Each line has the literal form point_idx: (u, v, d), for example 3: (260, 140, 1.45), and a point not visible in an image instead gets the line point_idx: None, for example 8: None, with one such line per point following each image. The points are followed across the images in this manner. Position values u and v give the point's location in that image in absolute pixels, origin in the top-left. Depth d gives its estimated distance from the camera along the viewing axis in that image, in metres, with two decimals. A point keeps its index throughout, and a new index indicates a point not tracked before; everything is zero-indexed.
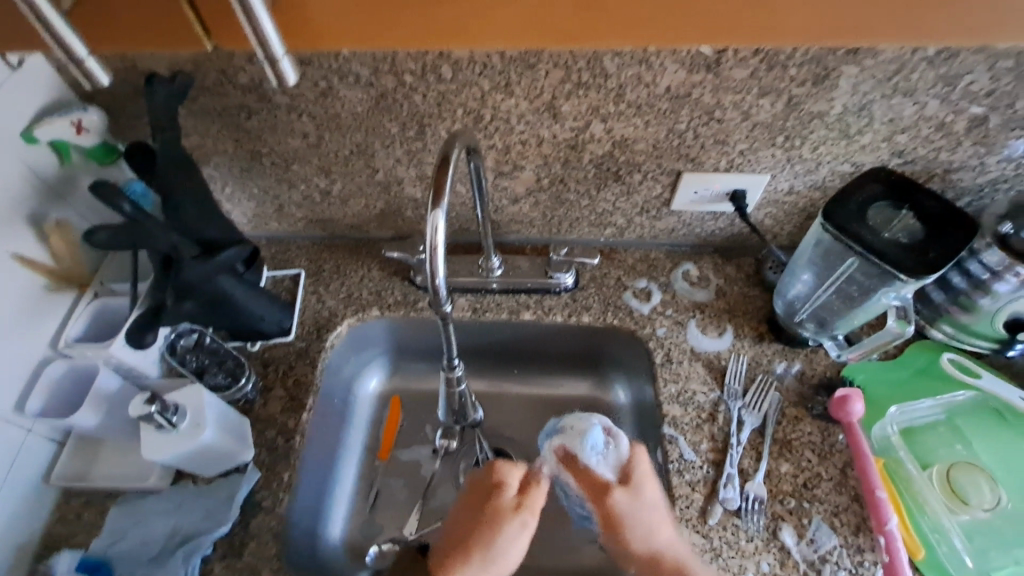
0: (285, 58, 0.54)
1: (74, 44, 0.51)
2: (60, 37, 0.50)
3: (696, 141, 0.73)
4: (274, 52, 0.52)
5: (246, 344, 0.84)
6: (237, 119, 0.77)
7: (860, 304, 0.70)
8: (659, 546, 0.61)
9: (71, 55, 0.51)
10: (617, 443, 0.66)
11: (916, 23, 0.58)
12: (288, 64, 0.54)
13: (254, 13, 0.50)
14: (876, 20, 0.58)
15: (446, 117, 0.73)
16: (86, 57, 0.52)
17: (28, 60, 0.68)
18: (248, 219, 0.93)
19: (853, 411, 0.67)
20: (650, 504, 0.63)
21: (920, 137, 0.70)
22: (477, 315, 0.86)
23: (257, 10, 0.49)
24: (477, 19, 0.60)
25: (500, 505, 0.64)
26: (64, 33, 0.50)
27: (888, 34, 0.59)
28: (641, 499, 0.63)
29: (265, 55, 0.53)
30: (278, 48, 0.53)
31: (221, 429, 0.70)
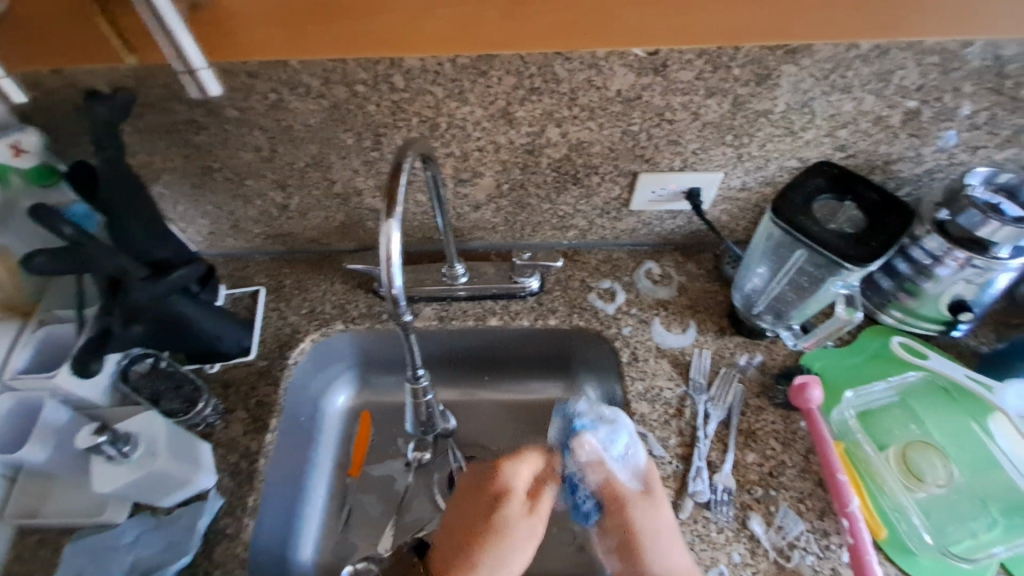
0: (205, 68, 0.52)
1: None
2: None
3: (650, 142, 0.74)
4: (193, 62, 0.51)
5: (204, 366, 0.81)
6: (186, 135, 0.75)
7: (811, 294, 0.73)
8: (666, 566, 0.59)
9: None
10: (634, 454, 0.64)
11: (851, 20, 0.61)
12: (208, 72, 0.52)
13: (162, 15, 0.48)
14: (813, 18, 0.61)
15: (401, 126, 0.73)
16: None
17: None
18: (203, 237, 0.90)
19: (812, 397, 0.69)
20: (662, 521, 0.61)
21: (859, 132, 0.73)
22: (444, 324, 0.85)
23: (171, 18, 0.48)
24: (415, 21, 0.61)
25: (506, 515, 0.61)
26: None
27: (828, 32, 0.62)
28: (657, 511, 0.61)
29: (184, 64, 0.51)
30: (196, 60, 0.51)
31: (176, 457, 0.67)
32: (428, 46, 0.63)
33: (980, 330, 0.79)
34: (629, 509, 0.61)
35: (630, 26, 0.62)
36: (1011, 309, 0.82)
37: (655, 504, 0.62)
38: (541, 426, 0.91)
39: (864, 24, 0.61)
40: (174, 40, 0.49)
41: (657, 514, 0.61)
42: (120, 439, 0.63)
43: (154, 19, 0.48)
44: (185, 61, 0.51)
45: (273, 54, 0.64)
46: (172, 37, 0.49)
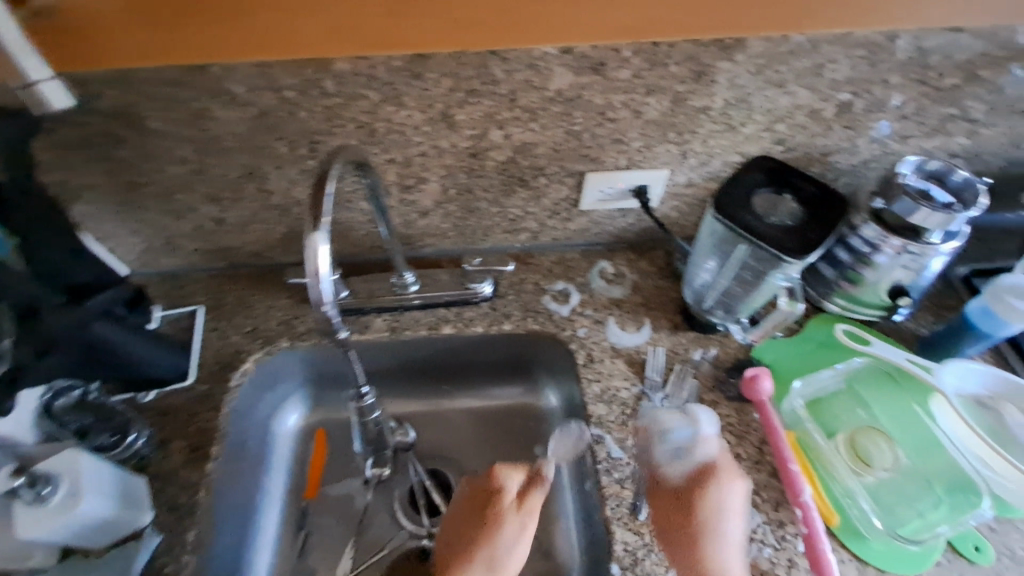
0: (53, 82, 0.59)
1: None
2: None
3: (594, 141, 0.74)
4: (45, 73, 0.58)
5: (137, 396, 0.76)
6: (104, 149, 0.70)
7: (756, 287, 0.73)
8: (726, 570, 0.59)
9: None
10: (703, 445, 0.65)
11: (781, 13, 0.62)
12: (56, 85, 0.59)
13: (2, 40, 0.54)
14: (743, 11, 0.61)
15: (336, 132, 0.70)
16: None
17: None
18: (134, 256, 0.85)
19: (763, 390, 0.70)
20: (725, 493, 0.63)
21: (797, 125, 0.74)
22: (396, 335, 0.82)
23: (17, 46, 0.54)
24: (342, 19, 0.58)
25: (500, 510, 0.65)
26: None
27: (760, 25, 0.63)
28: (721, 483, 0.63)
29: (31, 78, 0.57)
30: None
31: (107, 496, 0.62)
32: (359, 45, 0.61)
33: (919, 313, 0.82)
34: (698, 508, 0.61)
35: (564, 23, 0.61)
36: (947, 292, 0.85)
37: (714, 479, 0.63)
38: (502, 433, 0.90)
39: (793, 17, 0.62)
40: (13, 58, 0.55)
41: (714, 490, 0.62)
42: (39, 480, 0.58)
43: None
44: None
45: (193, 56, 0.60)
46: None
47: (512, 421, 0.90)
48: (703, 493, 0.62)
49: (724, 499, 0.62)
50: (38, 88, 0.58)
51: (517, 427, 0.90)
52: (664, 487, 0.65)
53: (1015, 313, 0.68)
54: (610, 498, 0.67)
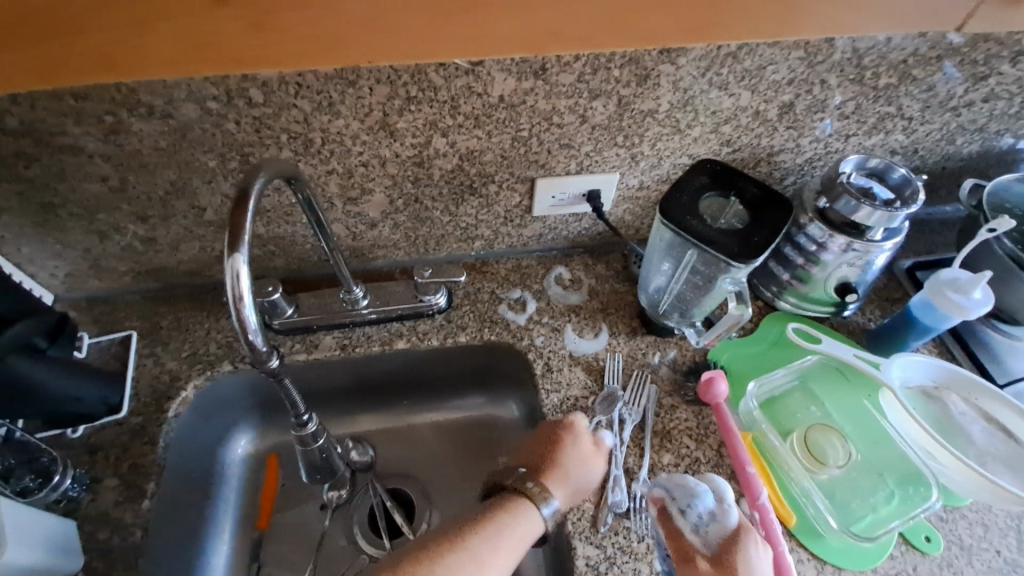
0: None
1: None
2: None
3: (542, 147, 0.72)
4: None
5: (65, 432, 0.70)
6: (15, 169, 0.65)
7: (707, 291, 0.73)
8: None
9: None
10: (723, 514, 0.60)
11: (715, 24, 0.61)
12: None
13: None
14: (676, 26, 0.60)
15: (269, 144, 0.66)
16: None
17: None
18: (58, 280, 0.78)
19: (719, 392, 0.70)
20: (758, 563, 0.57)
21: (741, 126, 0.74)
22: (347, 352, 0.79)
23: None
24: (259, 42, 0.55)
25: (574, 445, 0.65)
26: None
27: (693, 37, 0.62)
28: (753, 552, 0.57)
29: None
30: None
31: (35, 546, 0.57)
32: (278, 62, 0.57)
33: (866, 307, 0.84)
34: None
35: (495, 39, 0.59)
36: (893, 285, 0.87)
37: (745, 548, 0.57)
38: (464, 447, 0.87)
39: (728, 28, 0.62)
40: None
41: (747, 561, 0.56)
42: None
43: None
44: None
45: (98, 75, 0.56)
46: None
47: (474, 433, 0.88)
48: (736, 564, 0.56)
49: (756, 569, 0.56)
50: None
51: (479, 440, 0.87)
52: (690, 566, 0.58)
53: (955, 307, 0.69)
54: (572, 512, 0.65)
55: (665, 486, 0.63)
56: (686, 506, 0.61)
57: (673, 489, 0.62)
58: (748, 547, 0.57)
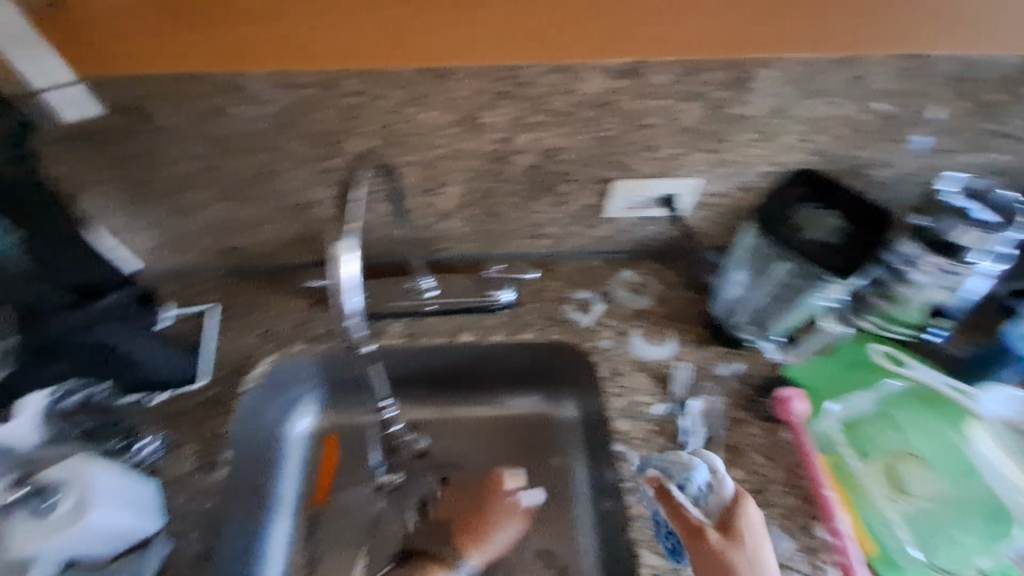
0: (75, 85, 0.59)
1: None
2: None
3: (625, 148, 0.71)
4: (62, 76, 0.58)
5: (143, 399, 0.73)
6: (113, 144, 0.66)
7: (793, 305, 0.71)
8: None
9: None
10: (719, 484, 0.60)
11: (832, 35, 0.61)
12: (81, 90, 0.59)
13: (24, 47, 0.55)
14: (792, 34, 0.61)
15: (358, 133, 0.67)
16: None
17: None
18: (143, 253, 0.81)
19: (794, 410, 0.70)
20: (756, 527, 0.58)
21: (835, 136, 0.71)
22: (413, 342, 0.80)
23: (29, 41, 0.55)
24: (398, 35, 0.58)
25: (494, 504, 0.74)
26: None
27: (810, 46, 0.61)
28: (753, 517, 0.58)
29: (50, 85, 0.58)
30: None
31: (116, 505, 0.59)
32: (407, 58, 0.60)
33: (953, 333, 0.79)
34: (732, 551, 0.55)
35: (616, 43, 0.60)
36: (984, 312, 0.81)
37: (746, 515, 0.58)
38: (518, 443, 0.87)
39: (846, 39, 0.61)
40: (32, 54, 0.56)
41: (749, 526, 0.57)
42: (43, 491, 0.56)
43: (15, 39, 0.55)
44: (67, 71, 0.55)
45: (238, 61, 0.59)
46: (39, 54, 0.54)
47: (528, 431, 0.88)
48: (741, 531, 0.57)
49: (757, 533, 0.57)
50: (48, 96, 0.58)
51: (532, 438, 0.87)
52: (698, 537, 0.57)
53: None
54: (636, 519, 0.65)
55: (662, 464, 0.62)
56: (684, 479, 0.60)
57: (669, 465, 0.62)
58: (747, 512, 0.58)
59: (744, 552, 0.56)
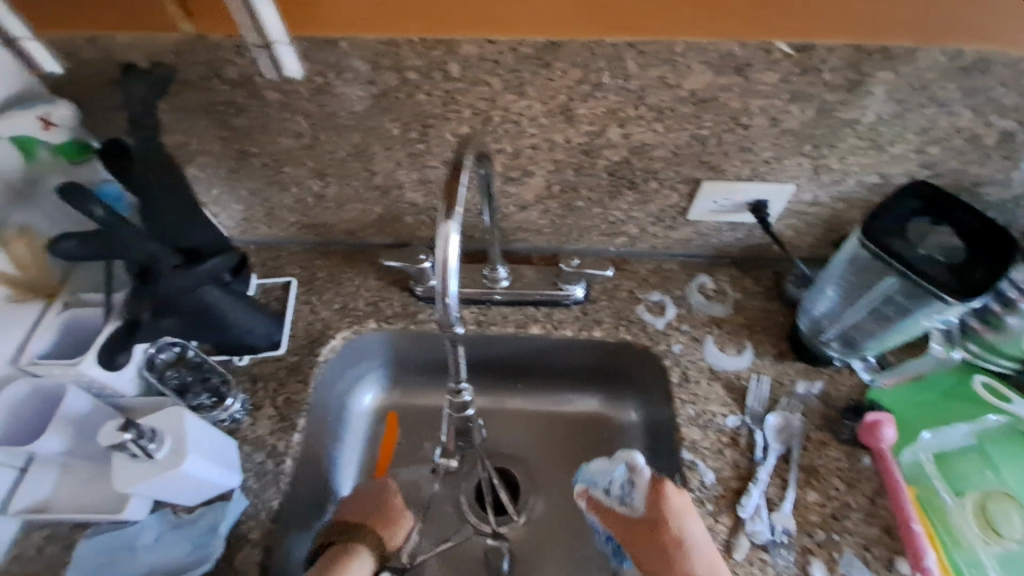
0: (283, 44, 0.56)
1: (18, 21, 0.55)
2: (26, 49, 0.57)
3: (719, 148, 0.69)
4: (271, 37, 0.54)
5: (231, 359, 0.77)
6: (224, 116, 0.70)
7: (896, 325, 0.66)
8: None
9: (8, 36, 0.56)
10: (637, 480, 0.60)
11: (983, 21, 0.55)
12: (286, 50, 0.56)
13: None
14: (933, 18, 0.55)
15: (452, 118, 0.68)
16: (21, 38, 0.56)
17: None
18: (236, 223, 0.86)
19: (883, 437, 0.65)
20: (685, 507, 0.59)
21: (951, 149, 0.66)
22: (482, 329, 0.80)
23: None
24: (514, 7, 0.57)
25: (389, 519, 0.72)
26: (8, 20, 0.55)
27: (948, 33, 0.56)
28: (678, 501, 0.59)
29: (262, 41, 0.55)
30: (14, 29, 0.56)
31: (206, 455, 0.63)
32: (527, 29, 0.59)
33: None
34: (664, 542, 0.58)
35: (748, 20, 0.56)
36: None
37: (668, 505, 0.59)
38: (575, 441, 0.86)
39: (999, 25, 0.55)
40: (253, 17, 0.53)
41: (671, 515, 0.59)
42: (145, 436, 0.58)
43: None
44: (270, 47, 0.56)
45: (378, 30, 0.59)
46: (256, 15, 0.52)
47: (586, 430, 0.87)
48: (665, 522, 0.58)
49: (683, 514, 0.59)
50: (275, 49, 0.56)
51: (589, 437, 0.86)
52: (631, 536, 0.61)
53: None
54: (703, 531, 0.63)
55: (584, 478, 0.64)
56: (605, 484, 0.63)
57: (590, 477, 0.64)
58: (666, 499, 0.59)
59: (675, 537, 0.58)
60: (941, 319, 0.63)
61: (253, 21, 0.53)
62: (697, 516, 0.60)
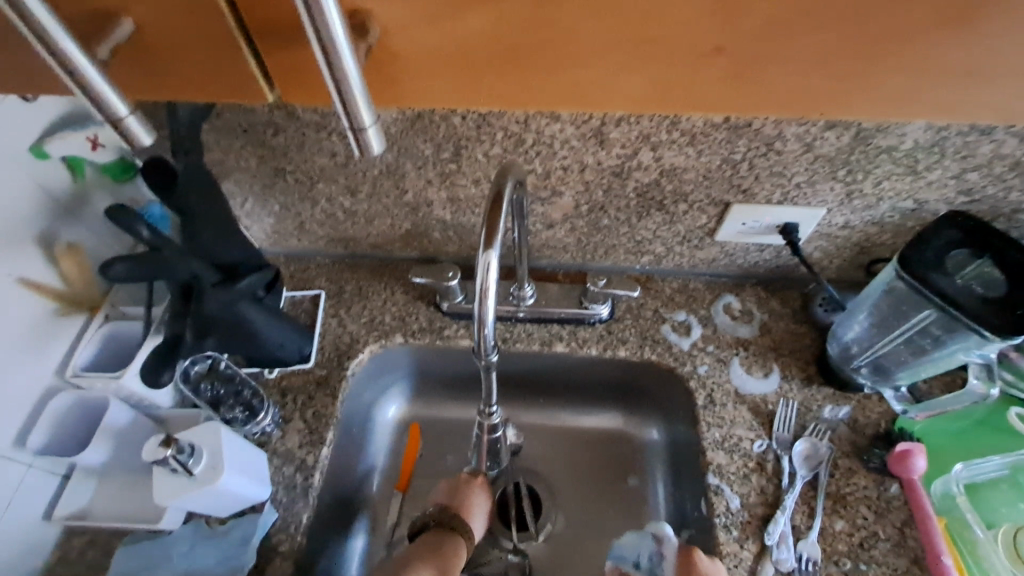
0: (373, 127, 0.41)
1: (112, 101, 0.38)
2: (96, 97, 0.38)
3: (751, 172, 0.68)
4: (361, 122, 0.40)
5: (262, 371, 0.79)
6: (262, 136, 0.71)
7: (930, 356, 0.66)
8: None
9: (107, 116, 0.39)
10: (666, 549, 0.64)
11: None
12: (374, 133, 0.42)
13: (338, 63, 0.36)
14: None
15: (484, 140, 0.68)
16: (126, 116, 0.39)
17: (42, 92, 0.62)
18: (267, 236, 0.87)
19: (914, 467, 0.64)
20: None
21: (991, 175, 0.65)
22: (507, 346, 0.81)
23: (341, 48, 0.36)
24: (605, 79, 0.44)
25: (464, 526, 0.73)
26: (96, 84, 0.37)
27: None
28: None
29: (349, 124, 0.41)
30: (118, 105, 0.39)
31: (241, 471, 0.64)
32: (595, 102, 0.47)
33: None
34: None
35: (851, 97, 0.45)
36: None
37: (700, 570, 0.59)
38: (596, 458, 0.87)
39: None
40: (347, 101, 0.39)
41: None
42: (185, 452, 0.60)
43: (323, 57, 0.36)
44: (352, 118, 0.40)
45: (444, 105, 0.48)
46: (346, 96, 0.38)
47: (607, 448, 0.87)
48: None
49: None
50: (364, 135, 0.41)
51: (610, 455, 0.87)
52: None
53: None
54: (728, 558, 0.63)
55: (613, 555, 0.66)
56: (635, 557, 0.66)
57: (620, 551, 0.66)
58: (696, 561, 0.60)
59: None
60: (978, 354, 0.63)
61: (345, 106, 0.39)
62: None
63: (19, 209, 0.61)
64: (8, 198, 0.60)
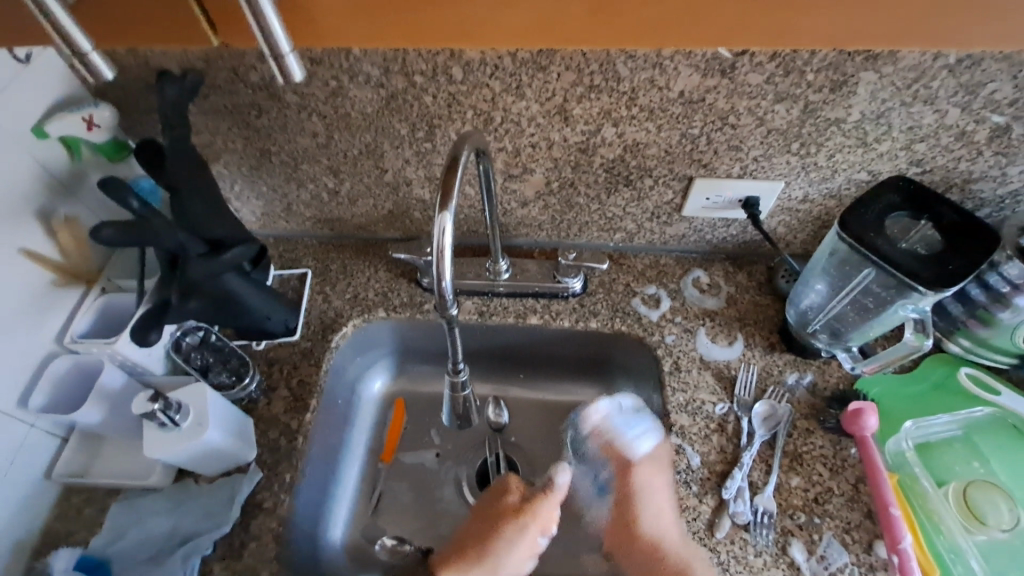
0: (291, 53, 0.49)
1: (77, 37, 0.46)
2: (60, 29, 0.45)
3: (709, 146, 0.72)
4: (280, 48, 0.48)
5: (251, 343, 0.83)
6: (247, 118, 0.76)
7: (876, 316, 0.70)
8: (663, 531, 0.64)
9: (75, 49, 0.47)
10: (650, 429, 0.69)
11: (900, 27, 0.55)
12: (294, 59, 0.50)
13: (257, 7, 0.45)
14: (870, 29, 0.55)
15: (456, 118, 0.72)
16: (89, 51, 0.47)
17: (36, 55, 0.65)
18: (257, 217, 0.92)
19: (867, 425, 0.67)
20: (659, 490, 0.66)
21: (939, 146, 0.68)
22: (483, 319, 0.85)
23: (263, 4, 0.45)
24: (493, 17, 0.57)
25: (500, 515, 0.68)
26: (65, 24, 0.45)
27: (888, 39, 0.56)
28: (645, 479, 0.66)
29: (270, 52, 0.49)
30: (83, 40, 0.46)
31: (226, 429, 0.69)
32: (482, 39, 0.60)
33: None
34: (635, 471, 0.67)
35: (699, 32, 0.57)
36: None
37: (663, 444, 0.69)
38: None
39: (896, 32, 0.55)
40: (264, 28, 0.47)
41: (664, 454, 0.68)
42: (171, 407, 0.64)
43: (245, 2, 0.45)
44: (272, 46, 0.49)
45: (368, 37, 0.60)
46: (265, 24, 0.47)
47: None
48: (658, 456, 0.68)
49: (652, 490, 0.66)
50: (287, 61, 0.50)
51: None
52: (620, 471, 0.69)
53: None
54: (687, 511, 0.66)
55: (606, 403, 0.72)
56: (628, 427, 0.69)
57: (615, 407, 0.71)
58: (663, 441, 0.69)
59: (637, 511, 0.66)
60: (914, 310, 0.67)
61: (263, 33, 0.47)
62: (667, 500, 0.66)
63: (20, 184, 0.66)
64: (11, 173, 0.65)
